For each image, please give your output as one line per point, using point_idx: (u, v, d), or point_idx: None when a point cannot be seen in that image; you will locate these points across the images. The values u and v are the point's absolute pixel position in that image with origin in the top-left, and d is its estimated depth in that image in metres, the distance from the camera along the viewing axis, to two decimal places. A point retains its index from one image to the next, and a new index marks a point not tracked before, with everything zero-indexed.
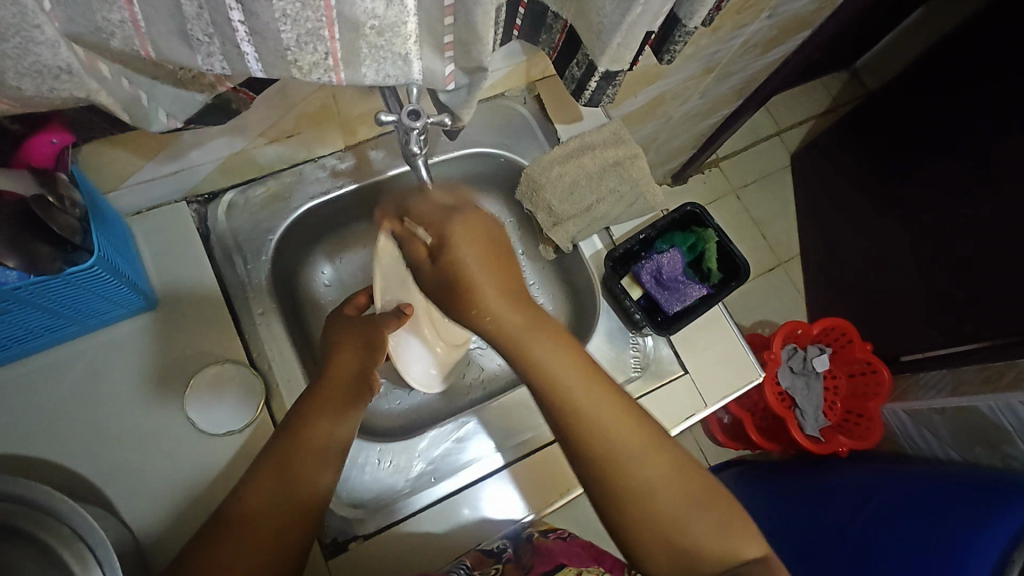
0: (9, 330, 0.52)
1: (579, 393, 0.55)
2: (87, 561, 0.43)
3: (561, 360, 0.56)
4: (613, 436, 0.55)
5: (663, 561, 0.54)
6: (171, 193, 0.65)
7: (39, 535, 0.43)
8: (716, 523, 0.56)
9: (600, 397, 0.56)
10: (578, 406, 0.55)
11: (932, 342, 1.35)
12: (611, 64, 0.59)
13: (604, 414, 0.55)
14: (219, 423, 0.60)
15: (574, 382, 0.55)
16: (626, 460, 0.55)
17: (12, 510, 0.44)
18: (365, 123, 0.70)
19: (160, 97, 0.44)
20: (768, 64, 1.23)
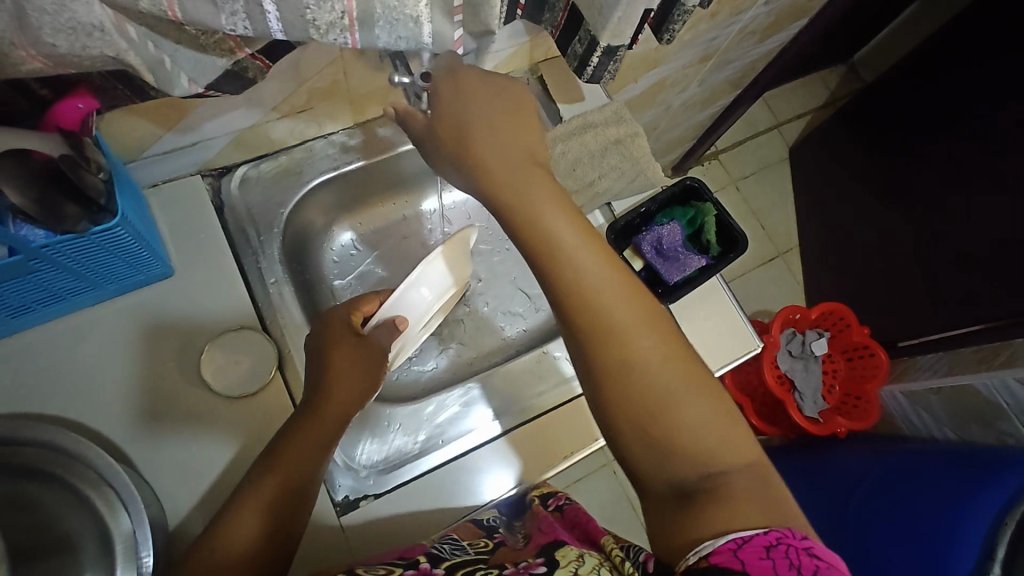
0: (34, 292, 0.54)
1: (579, 267, 0.52)
2: (116, 501, 0.46)
3: (565, 233, 0.53)
4: (611, 311, 0.51)
5: (642, 445, 0.49)
6: (186, 166, 0.67)
7: (68, 477, 0.46)
8: (708, 414, 0.49)
9: (597, 267, 0.52)
10: (575, 279, 0.51)
11: (929, 327, 1.37)
12: (612, 39, 0.61)
13: (603, 290, 0.51)
14: (238, 384, 0.62)
15: (575, 252, 0.52)
16: (618, 332, 0.51)
17: (40, 455, 0.46)
18: (374, 101, 0.72)
19: (183, 62, 0.45)
20: (767, 53, 1.26)
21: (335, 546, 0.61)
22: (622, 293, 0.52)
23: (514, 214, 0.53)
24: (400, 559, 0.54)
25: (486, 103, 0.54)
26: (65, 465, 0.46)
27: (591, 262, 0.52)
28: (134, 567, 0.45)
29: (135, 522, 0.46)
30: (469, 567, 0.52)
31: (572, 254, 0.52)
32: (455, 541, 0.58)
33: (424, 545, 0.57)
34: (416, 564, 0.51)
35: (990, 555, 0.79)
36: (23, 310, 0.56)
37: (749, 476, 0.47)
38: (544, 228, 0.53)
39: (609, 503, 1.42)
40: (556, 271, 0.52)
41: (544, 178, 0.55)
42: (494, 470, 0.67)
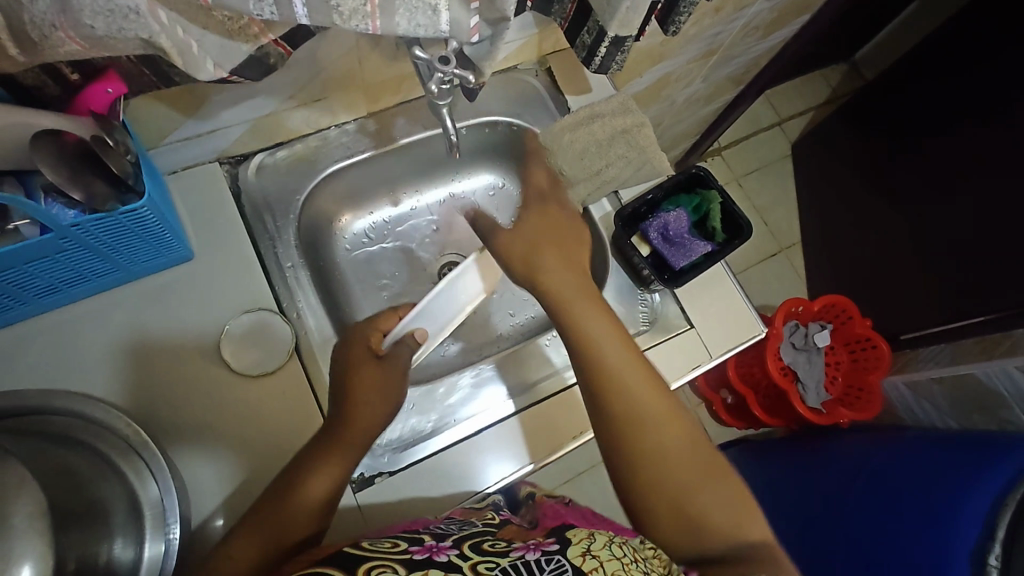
0: (62, 271, 0.56)
1: (617, 361, 0.62)
2: (145, 467, 0.52)
3: (603, 329, 0.64)
4: (644, 400, 0.61)
5: (669, 518, 0.58)
6: (205, 153, 0.69)
7: (99, 445, 0.51)
8: (727, 494, 0.59)
9: (630, 361, 0.62)
10: (614, 371, 0.61)
11: (930, 319, 1.39)
12: (620, 28, 0.63)
13: (637, 380, 0.61)
14: (259, 364, 0.64)
15: (612, 347, 0.63)
16: (648, 419, 0.60)
17: (77, 425, 0.52)
18: (388, 91, 0.74)
19: (209, 48, 0.47)
20: (770, 48, 1.28)
21: (351, 520, 0.63)
22: (652, 385, 0.62)
23: (564, 316, 0.65)
24: (406, 531, 0.56)
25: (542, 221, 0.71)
26: (103, 437, 0.52)
27: (626, 356, 0.62)
28: (164, 535, 0.51)
29: (162, 489, 0.52)
30: (474, 538, 0.54)
31: (608, 349, 0.62)
32: (462, 520, 0.60)
33: (429, 520, 0.60)
34: (421, 540, 0.53)
35: (992, 534, 0.80)
36: (49, 290, 0.58)
37: (765, 550, 0.58)
38: (584, 328, 0.64)
39: (613, 495, 1.43)
40: (597, 363, 0.62)
41: (580, 283, 0.67)
42: (505, 446, 0.69)
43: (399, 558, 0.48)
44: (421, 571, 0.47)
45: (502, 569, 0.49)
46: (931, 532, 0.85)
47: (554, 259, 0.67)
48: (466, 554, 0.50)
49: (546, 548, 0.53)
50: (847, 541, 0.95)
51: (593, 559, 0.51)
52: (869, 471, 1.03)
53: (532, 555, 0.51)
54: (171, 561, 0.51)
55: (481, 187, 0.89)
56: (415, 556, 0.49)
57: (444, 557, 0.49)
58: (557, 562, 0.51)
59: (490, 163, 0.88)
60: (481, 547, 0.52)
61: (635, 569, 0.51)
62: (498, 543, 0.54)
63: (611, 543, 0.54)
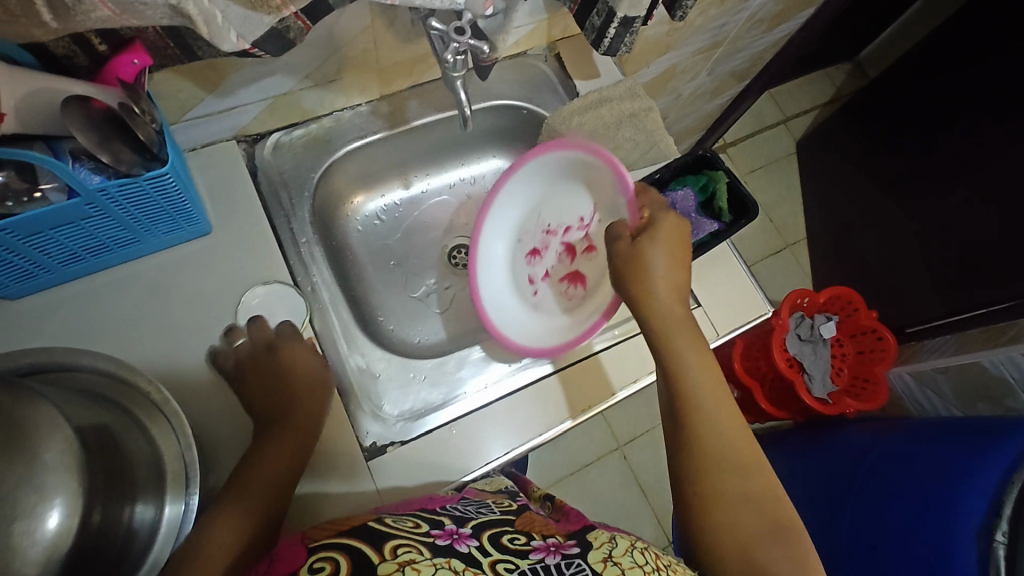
0: (87, 239, 0.57)
1: (705, 395, 0.61)
2: (167, 426, 0.53)
3: (698, 358, 0.62)
4: (725, 440, 0.59)
5: (726, 544, 0.55)
6: (223, 131, 0.71)
7: (126, 402, 0.53)
8: (792, 558, 0.54)
9: (718, 400, 0.61)
10: (698, 403, 0.60)
11: (934, 312, 1.39)
12: (629, 8, 0.64)
13: (720, 419, 0.60)
14: (264, 328, 0.64)
15: (702, 379, 0.61)
16: (723, 456, 0.58)
17: (100, 381, 0.53)
18: (401, 73, 0.76)
19: (233, 18, 0.49)
20: (775, 42, 1.29)
21: (362, 492, 0.63)
22: (739, 428, 0.60)
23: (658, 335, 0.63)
24: (424, 510, 0.56)
25: (672, 222, 0.65)
26: (129, 397, 0.53)
27: (717, 391, 0.61)
28: (183, 496, 0.52)
29: (184, 447, 0.53)
30: (494, 528, 0.54)
31: (699, 380, 0.61)
32: (480, 501, 0.61)
33: (446, 500, 0.60)
34: (442, 525, 0.53)
35: (998, 512, 0.81)
36: (74, 258, 0.59)
37: None
38: (678, 352, 0.62)
39: (618, 488, 1.44)
40: (680, 388, 0.61)
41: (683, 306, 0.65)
42: (515, 418, 0.70)
43: (425, 542, 0.49)
44: (445, 557, 0.47)
45: (522, 570, 0.48)
46: (941, 520, 0.85)
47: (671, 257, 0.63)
48: (486, 549, 0.50)
49: (567, 552, 0.52)
50: (854, 530, 0.96)
51: (614, 565, 0.52)
52: (875, 457, 1.03)
53: (552, 558, 0.51)
54: (190, 520, 0.52)
55: (491, 171, 0.91)
56: (438, 541, 0.50)
57: (465, 547, 0.50)
58: (577, 565, 0.50)
59: (499, 147, 0.90)
60: (501, 540, 0.53)
61: None
62: (517, 539, 0.54)
63: (633, 550, 0.55)
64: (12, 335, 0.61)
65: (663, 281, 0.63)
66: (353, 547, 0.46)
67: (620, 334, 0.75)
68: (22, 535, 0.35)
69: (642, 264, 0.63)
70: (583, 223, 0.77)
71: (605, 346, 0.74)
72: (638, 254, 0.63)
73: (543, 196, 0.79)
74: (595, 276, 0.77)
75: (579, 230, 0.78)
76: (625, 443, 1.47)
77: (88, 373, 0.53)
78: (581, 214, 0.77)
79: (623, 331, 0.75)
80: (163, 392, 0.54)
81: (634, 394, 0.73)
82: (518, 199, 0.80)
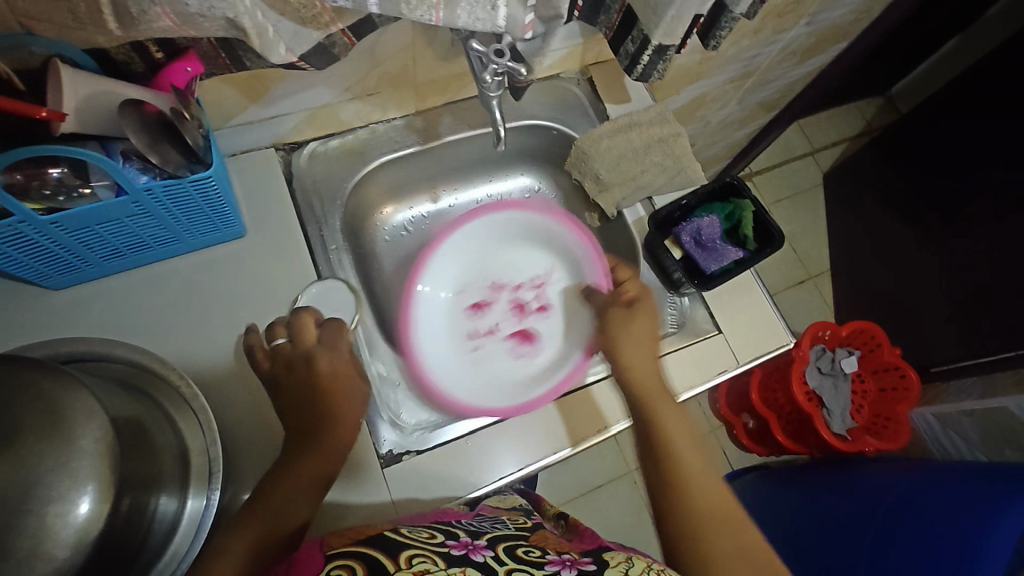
0: (129, 235, 0.60)
1: (682, 445, 0.63)
2: (194, 420, 0.55)
3: (672, 409, 0.66)
4: (704, 490, 0.60)
5: None
6: (263, 138, 0.73)
7: (156, 394, 0.54)
8: None
9: (693, 452, 0.63)
10: (676, 452, 0.63)
11: (961, 353, 1.36)
12: (664, 37, 0.65)
13: (698, 468, 0.62)
14: (303, 334, 0.62)
15: (676, 431, 0.64)
16: (705, 506, 0.59)
17: (132, 372, 0.55)
18: (436, 90, 0.78)
19: (283, 32, 0.51)
20: (806, 75, 1.29)
21: (375, 500, 0.64)
22: (715, 478, 0.62)
23: (636, 387, 0.67)
24: (439, 523, 0.57)
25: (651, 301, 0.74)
26: (159, 389, 0.55)
27: (690, 443, 0.64)
28: (205, 491, 0.53)
29: (208, 442, 0.55)
30: (509, 542, 0.55)
31: (673, 429, 0.64)
32: (494, 518, 0.61)
33: (460, 514, 0.61)
34: (457, 536, 0.54)
35: None
36: (116, 254, 0.62)
37: None
38: (653, 402, 0.66)
39: (627, 514, 1.42)
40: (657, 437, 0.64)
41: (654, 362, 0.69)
42: (530, 437, 0.69)
43: (439, 552, 0.49)
44: (460, 567, 0.48)
45: None
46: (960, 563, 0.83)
47: (647, 323, 0.71)
48: (501, 558, 0.51)
49: (582, 568, 0.52)
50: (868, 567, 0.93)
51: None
52: (894, 496, 1.01)
53: (568, 571, 0.51)
54: (211, 514, 0.53)
55: (518, 189, 0.92)
56: (452, 551, 0.50)
57: (480, 557, 0.50)
58: None
59: (527, 165, 0.91)
60: (516, 552, 0.53)
61: None
62: (532, 552, 0.54)
63: (650, 568, 0.54)
64: (51, 324, 0.63)
65: (635, 344, 0.69)
66: (368, 553, 0.47)
67: None
68: (56, 518, 0.36)
69: (619, 333, 0.70)
70: (534, 282, 0.86)
71: (622, 368, 0.74)
72: (612, 323, 0.72)
73: (496, 257, 0.86)
74: (546, 332, 0.84)
75: (531, 289, 0.86)
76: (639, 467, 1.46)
77: (122, 365, 0.55)
78: (535, 275, 0.86)
79: None
80: (192, 387, 0.56)
81: None
82: (467, 256, 0.85)
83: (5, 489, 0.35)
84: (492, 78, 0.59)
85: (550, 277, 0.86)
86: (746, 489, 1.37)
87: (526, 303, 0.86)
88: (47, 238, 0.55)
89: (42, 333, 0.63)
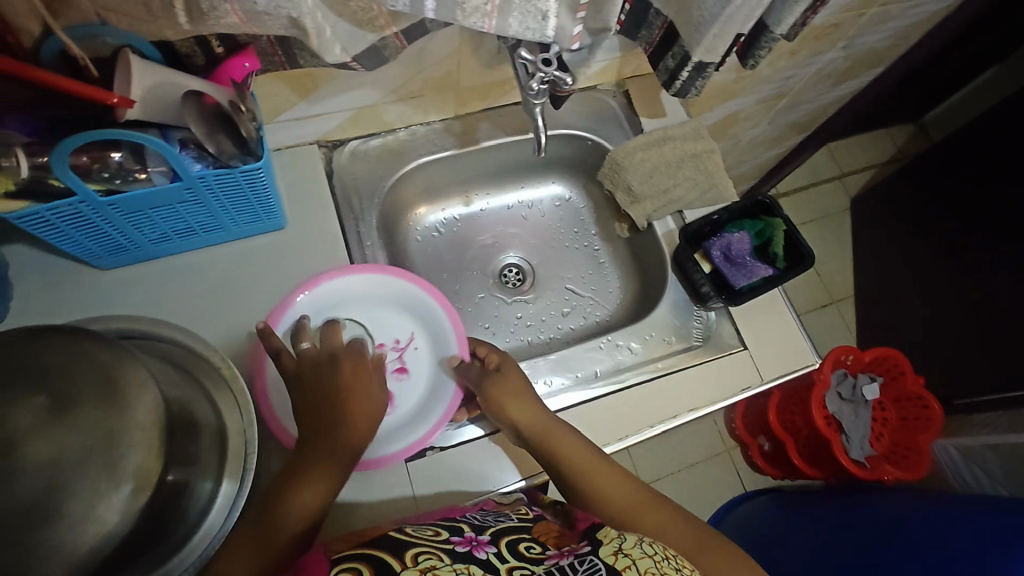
0: (179, 221, 0.62)
1: (593, 472, 0.62)
2: (233, 402, 0.57)
3: (569, 442, 0.63)
4: (625, 507, 0.61)
5: None
6: (308, 135, 0.75)
7: (198, 374, 0.57)
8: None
9: (606, 475, 0.62)
10: (589, 485, 0.62)
11: (987, 387, 1.34)
12: (705, 55, 0.66)
13: (615, 488, 0.62)
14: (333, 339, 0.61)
15: (582, 463, 0.62)
16: (633, 525, 0.60)
17: (179, 351, 0.57)
18: (477, 96, 0.80)
19: (340, 33, 0.53)
20: (840, 98, 1.29)
21: (398, 493, 0.65)
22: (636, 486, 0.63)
23: (529, 436, 0.63)
24: (444, 519, 0.58)
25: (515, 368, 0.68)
26: (202, 370, 0.57)
27: (598, 465, 0.63)
28: (240, 473, 0.55)
29: (246, 423, 0.56)
30: (513, 535, 0.55)
31: (578, 463, 0.62)
32: (497, 512, 0.61)
33: (465, 510, 0.62)
34: (462, 531, 0.55)
35: None
36: (163, 238, 0.64)
37: None
38: (549, 445, 0.63)
39: None
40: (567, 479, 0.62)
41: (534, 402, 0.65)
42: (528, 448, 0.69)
43: (444, 548, 0.51)
44: (464, 564, 0.49)
45: None
46: None
47: (516, 383, 0.66)
48: (504, 555, 0.52)
49: (577, 552, 0.52)
50: None
51: (625, 557, 0.51)
52: (909, 526, 1.00)
53: (566, 559, 0.51)
54: (243, 496, 0.54)
55: (549, 197, 0.94)
56: (457, 547, 0.51)
57: (483, 554, 0.51)
58: (590, 563, 0.50)
59: (559, 174, 0.93)
60: (518, 547, 0.54)
61: (667, 567, 0.50)
62: (533, 548, 0.54)
63: (642, 542, 0.54)
64: (100, 302, 0.65)
65: (510, 404, 0.64)
66: (378, 558, 0.48)
67: (662, 367, 0.75)
68: (107, 485, 0.38)
69: (497, 404, 0.65)
70: (398, 344, 0.73)
71: (645, 378, 0.74)
72: (490, 393, 0.65)
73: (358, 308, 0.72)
74: (404, 396, 0.70)
75: (393, 350, 0.72)
76: (648, 483, 1.52)
77: (170, 344, 0.57)
78: (399, 336, 0.73)
79: (665, 365, 0.76)
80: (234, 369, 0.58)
81: (673, 429, 0.72)
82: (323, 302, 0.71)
83: (63, 452, 0.37)
84: (536, 86, 0.61)
85: (416, 342, 0.73)
86: (759, 510, 1.36)
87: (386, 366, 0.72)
88: (103, 218, 0.57)
89: (91, 311, 0.65)
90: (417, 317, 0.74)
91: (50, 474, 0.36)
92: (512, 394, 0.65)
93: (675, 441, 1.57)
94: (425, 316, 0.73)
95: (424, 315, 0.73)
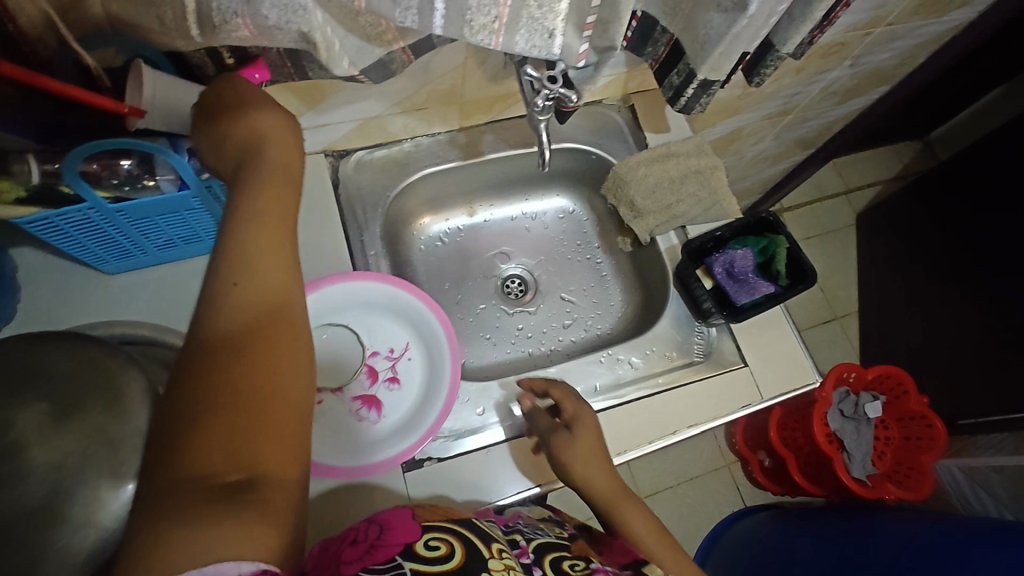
0: (184, 228, 0.63)
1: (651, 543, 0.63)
2: None
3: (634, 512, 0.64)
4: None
5: None
6: (315, 144, 0.76)
7: None
8: None
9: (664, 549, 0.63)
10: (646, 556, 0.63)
11: (991, 407, 1.33)
12: (710, 72, 0.67)
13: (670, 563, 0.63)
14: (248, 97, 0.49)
15: (642, 532, 0.63)
16: None
17: None
18: (481, 109, 0.81)
19: (348, 47, 0.54)
20: (846, 114, 1.29)
21: (396, 497, 0.65)
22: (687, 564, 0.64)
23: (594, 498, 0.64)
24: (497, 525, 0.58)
25: (588, 425, 0.66)
26: None
27: (658, 537, 0.63)
28: None
29: None
30: (554, 552, 0.55)
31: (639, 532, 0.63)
32: (533, 525, 0.62)
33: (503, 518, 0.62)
34: (517, 541, 0.55)
35: None
36: (169, 244, 0.65)
37: None
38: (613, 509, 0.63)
39: None
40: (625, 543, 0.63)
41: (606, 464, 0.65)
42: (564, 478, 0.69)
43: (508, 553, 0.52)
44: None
45: None
46: None
47: (587, 442, 0.65)
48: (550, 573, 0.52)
49: None
50: None
51: None
52: (911, 547, 0.99)
53: None
54: None
55: (553, 210, 0.95)
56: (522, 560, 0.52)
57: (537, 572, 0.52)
58: None
59: (564, 187, 0.93)
60: (562, 565, 0.54)
61: None
62: (578, 564, 0.54)
63: None
64: (104, 307, 0.66)
65: (579, 465, 0.63)
66: (460, 533, 0.50)
67: (662, 383, 0.76)
68: (108, 490, 0.38)
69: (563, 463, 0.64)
70: (393, 354, 0.72)
71: (643, 394, 0.74)
72: (556, 448, 0.64)
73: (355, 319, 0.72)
74: (395, 404, 0.70)
75: (386, 359, 0.72)
76: (647, 496, 1.51)
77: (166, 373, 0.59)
78: (394, 346, 0.73)
79: (666, 380, 0.76)
80: None
81: (672, 445, 0.72)
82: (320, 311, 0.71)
83: (67, 457, 0.37)
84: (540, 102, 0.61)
85: (411, 352, 0.73)
86: (760, 525, 1.35)
87: (378, 374, 0.71)
88: (112, 225, 0.58)
89: (95, 316, 0.65)
90: (412, 327, 0.74)
91: (54, 478, 0.37)
92: (584, 453, 0.64)
93: (674, 455, 1.56)
94: (420, 328, 0.73)
95: (420, 327, 0.74)
